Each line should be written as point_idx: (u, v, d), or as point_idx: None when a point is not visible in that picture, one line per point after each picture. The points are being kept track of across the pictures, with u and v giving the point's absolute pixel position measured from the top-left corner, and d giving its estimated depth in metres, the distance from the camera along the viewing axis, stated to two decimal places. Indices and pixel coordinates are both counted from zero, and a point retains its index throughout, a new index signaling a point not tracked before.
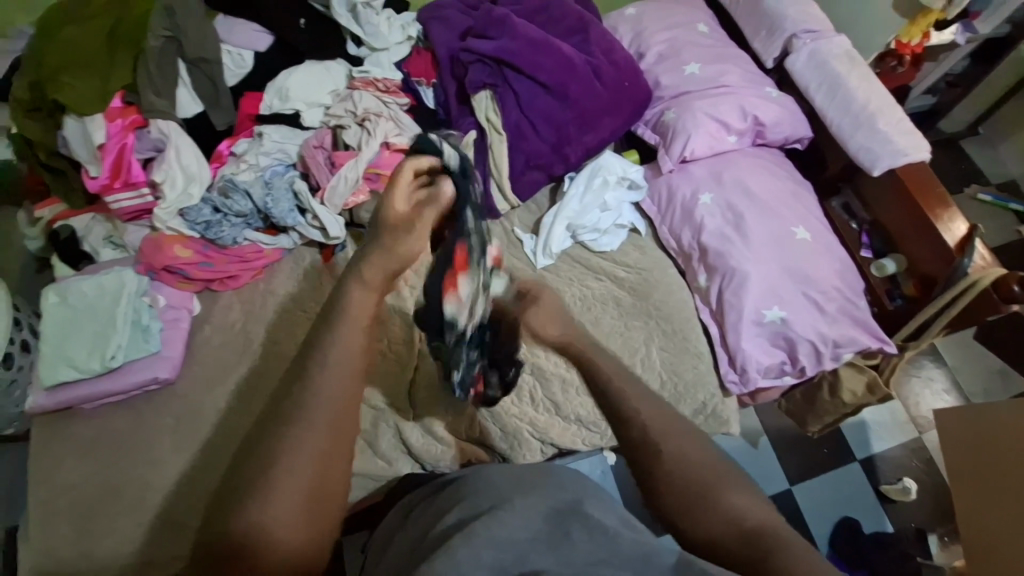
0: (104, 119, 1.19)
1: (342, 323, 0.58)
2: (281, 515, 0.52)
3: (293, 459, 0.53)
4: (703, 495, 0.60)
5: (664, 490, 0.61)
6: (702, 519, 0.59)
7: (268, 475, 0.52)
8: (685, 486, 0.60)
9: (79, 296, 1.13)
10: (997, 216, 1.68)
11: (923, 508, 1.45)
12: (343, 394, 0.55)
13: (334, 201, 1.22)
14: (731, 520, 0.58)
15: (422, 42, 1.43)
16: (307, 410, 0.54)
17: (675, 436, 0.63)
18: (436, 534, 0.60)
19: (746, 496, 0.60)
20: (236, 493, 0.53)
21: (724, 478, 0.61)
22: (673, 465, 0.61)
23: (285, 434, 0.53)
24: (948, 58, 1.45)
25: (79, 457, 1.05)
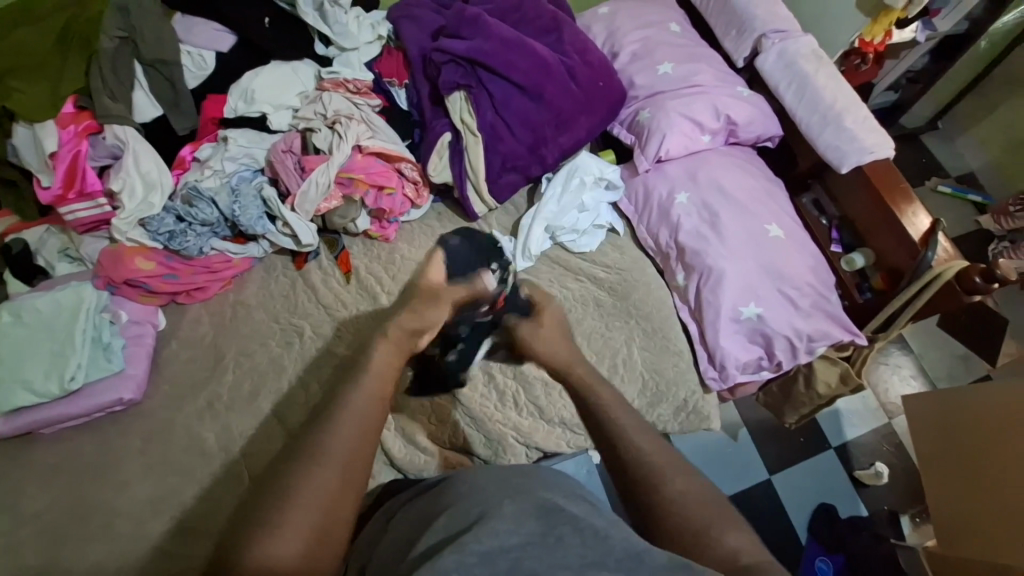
0: (56, 126, 1.12)
1: (365, 376, 0.71)
2: (290, 547, 0.55)
3: (305, 493, 0.58)
4: (700, 535, 0.61)
5: (663, 530, 0.62)
6: (704, 558, 0.59)
7: (284, 508, 0.58)
8: (683, 527, 0.61)
9: (33, 314, 1.07)
10: (957, 207, 1.74)
11: (894, 490, 1.50)
12: (358, 435, 0.64)
13: (305, 207, 1.17)
14: (731, 559, 0.58)
15: (393, 42, 1.40)
16: (323, 450, 0.61)
17: (680, 474, 0.66)
18: (420, 545, 0.57)
19: (744, 536, 0.61)
20: (253, 528, 0.57)
21: (723, 519, 0.62)
22: (669, 506, 0.63)
23: (307, 470, 0.60)
24: (909, 56, 1.50)
25: (37, 485, 0.99)
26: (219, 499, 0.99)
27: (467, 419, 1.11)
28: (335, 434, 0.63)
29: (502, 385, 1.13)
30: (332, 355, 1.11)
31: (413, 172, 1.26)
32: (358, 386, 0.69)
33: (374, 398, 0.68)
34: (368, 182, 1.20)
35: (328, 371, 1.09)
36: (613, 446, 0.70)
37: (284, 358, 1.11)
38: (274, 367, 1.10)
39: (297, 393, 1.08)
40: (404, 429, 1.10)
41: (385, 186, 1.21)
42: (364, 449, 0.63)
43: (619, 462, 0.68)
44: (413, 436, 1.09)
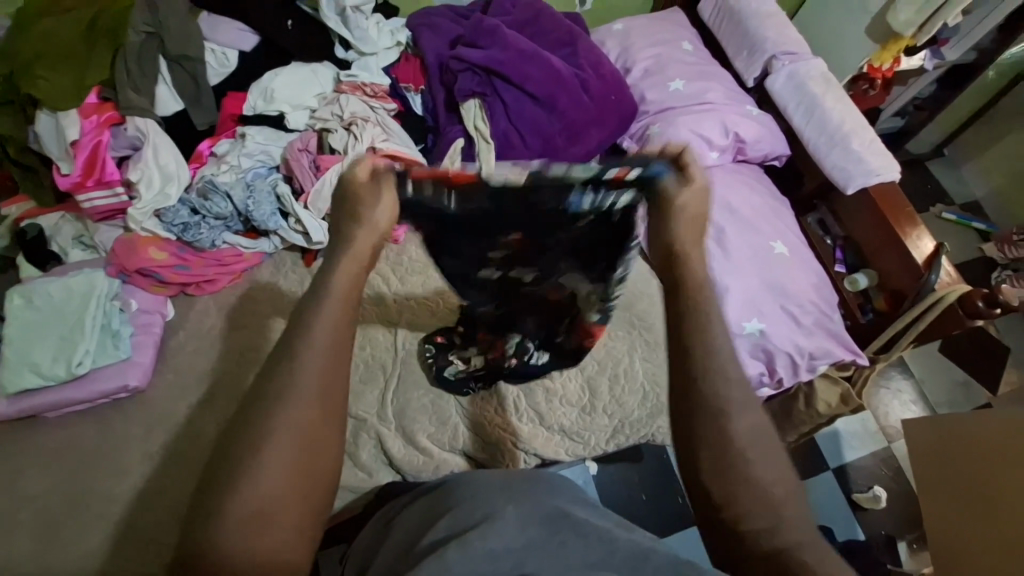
0: (78, 115, 1.15)
1: (324, 301, 0.54)
2: (280, 485, 0.48)
3: (266, 458, 0.48)
4: (738, 471, 0.53)
5: (700, 459, 0.54)
6: (733, 489, 0.53)
7: (240, 474, 0.47)
8: (721, 463, 0.54)
9: (46, 299, 1.08)
10: (961, 234, 1.76)
11: (892, 516, 1.49)
12: (322, 372, 0.51)
13: (318, 206, 1.20)
14: (763, 497, 0.53)
15: (411, 48, 1.42)
16: (288, 390, 0.50)
17: (746, 410, 0.55)
18: (427, 538, 0.58)
19: (781, 472, 0.54)
20: (209, 496, 0.47)
21: (768, 452, 0.55)
22: (722, 441, 0.54)
23: (272, 411, 0.49)
24: (917, 83, 1.55)
25: (38, 469, 1.00)
26: None
27: (469, 421, 1.12)
28: (296, 373, 0.50)
29: (500, 390, 1.14)
30: None
31: None
32: (306, 337, 0.52)
33: (340, 324, 0.54)
34: None
35: None
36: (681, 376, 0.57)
37: None
38: None
39: None
40: (404, 430, 1.10)
41: None
42: (338, 388, 0.52)
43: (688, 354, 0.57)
44: (413, 437, 1.10)
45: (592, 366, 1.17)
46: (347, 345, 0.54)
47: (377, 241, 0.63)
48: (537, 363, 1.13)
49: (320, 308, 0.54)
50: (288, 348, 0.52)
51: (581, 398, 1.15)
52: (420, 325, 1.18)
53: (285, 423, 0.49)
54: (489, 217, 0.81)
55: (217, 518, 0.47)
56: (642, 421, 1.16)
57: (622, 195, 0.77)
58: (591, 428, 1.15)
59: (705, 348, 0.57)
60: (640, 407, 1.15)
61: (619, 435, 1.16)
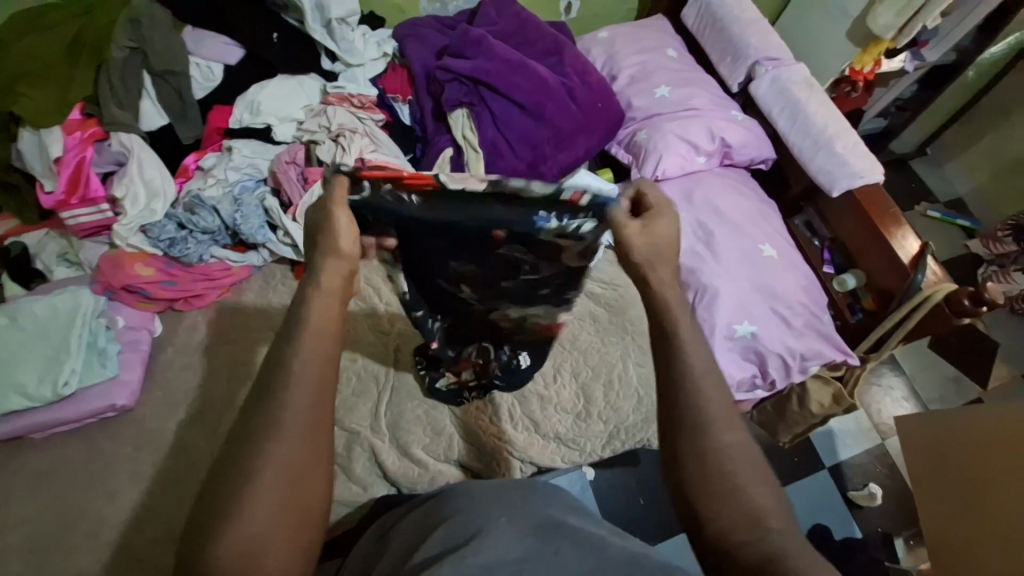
0: (62, 132, 1.14)
1: (304, 334, 0.54)
2: (268, 521, 0.47)
3: (252, 496, 0.47)
4: (722, 487, 0.54)
5: (683, 472, 0.56)
6: (714, 506, 0.54)
7: (228, 511, 0.47)
8: (705, 479, 0.54)
9: (29, 318, 1.06)
10: (946, 231, 1.78)
11: (889, 513, 1.50)
12: (310, 405, 0.51)
13: (306, 218, 1.19)
14: (748, 512, 0.53)
15: (398, 59, 1.42)
16: (273, 425, 0.49)
17: (730, 426, 0.56)
18: (419, 554, 0.57)
19: (768, 491, 0.54)
20: (197, 535, 0.47)
21: (754, 470, 0.55)
22: (704, 456, 0.55)
23: (260, 447, 0.49)
24: (898, 84, 1.58)
25: (23, 493, 0.97)
26: None
27: (464, 431, 1.12)
28: (283, 408, 0.50)
29: (494, 398, 1.14)
30: None
31: None
32: (290, 371, 0.52)
33: (324, 357, 0.54)
34: None
35: None
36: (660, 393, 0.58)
37: None
38: None
39: None
40: (399, 442, 1.09)
41: None
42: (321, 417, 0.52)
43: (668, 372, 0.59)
44: (408, 449, 1.09)
45: (586, 373, 1.17)
46: (333, 376, 0.54)
47: (346, 270, 0.60)
48: (523, 367, 1.15)
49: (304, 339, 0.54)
50: (273, 382, 0.51)
51: (576, 405, 1.15)
52: (412, 335, 1.18)
53: (271, 457, 0.48)
54: (446, 227, 0.80)
55: (204, 556, 0.46)
56: (637, 426, 1.15)
57: (587, 220, 0.78)
58: (586, 435, 1.15)
59: (687, 368, 0.58)
60: (635, 412, 1.15)
61: (615, 440, 1.16)
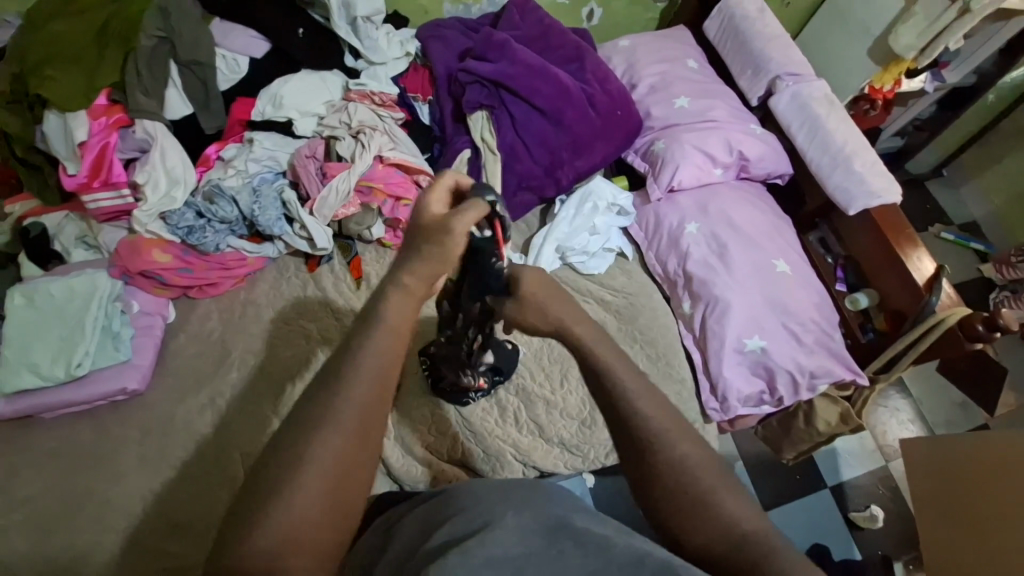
0: (87, 117, 1.15)
1: (375, 331, 0.55)
2: (311, 500, 0.50)
3: (301, 485, 0.50)
4: (697, 504, 0.56)
5: (661, 498, 0.57)
6: (697, 522, 0.56)
7: (278, 494, 0.49)
8: (684, 498, 0.56)
9: (46, 298, 1.08)
10: (959, 254, 1.77)
11: (889, 535, 1.49)
12: (364, 406, 0.53)
13: (323, 212, 1.21)
14: (725, 526, 0.55)
15: (419, 59, 1.44)
16: (331, 412, 0.52)
17: (690, 441, 0.59)
18: (431, 542, 0.58)
19: (740, 498, 0.57)
20: (244, 513, 0.50)
21: (723, 480, 0.58)
22: (676, 477, 0.57)
23: (309, 441, 0.51)
24: (917, 104, 1.57)
25: (31, 471, 0.99)
26: (210, 498, 0.98)
27: (467, 432, 1.12)
28: (337, 406, 0.52)
29: (501, 399, 1.15)
30: None
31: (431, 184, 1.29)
32: (352, 370, 0.54)
33: (384, 360, 0.55)
34: (386, 192, 1.24)
35: None
36: (618, 418, 0.60)
37: (289, 358, 1.12)
38: (279, 367, 1.10)
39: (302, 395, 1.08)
40: (403, 439, 1.10)
41: (402, 197, 1.25)
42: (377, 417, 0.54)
43: (646, 398, 0.60)
44: (412, 446, 1.09)
45: (592, 380, 1.17)
46: (387, 383, 0.55)
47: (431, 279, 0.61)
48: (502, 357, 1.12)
49: (369, 338, 0.55)
50: (330, 380, 0.53)
51: (581, 411, 1.15)
52: (420, 333, 1.18)
53: (321, 452, 0.50)
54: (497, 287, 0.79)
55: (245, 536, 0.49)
56: None
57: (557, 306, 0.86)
58: (591, 442, 1.14)
59: (639, 388, 0.60)
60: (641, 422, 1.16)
61: None
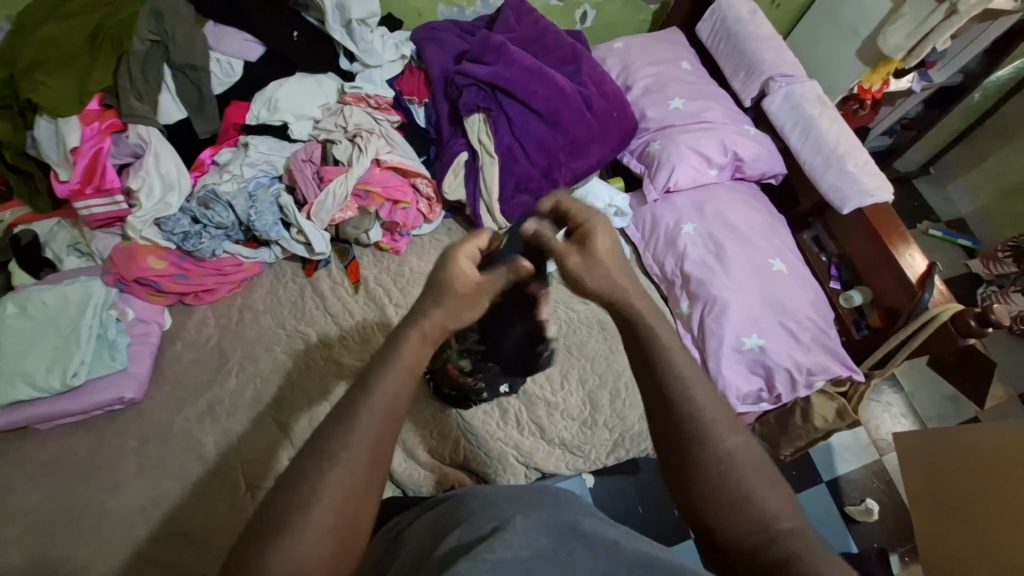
0: (79, 122, 1.14)
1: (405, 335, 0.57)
2: (346, 482, 0.49)
3: (312, 523, 0.47)
4: (726, 486, 0.54)
5: (692, 479, 0.55)
6: (727, 508, 0.53)
7: (283, 535, 0.47)
8: (716, 486, 0.54)
9: (40, 307, 1.06)
10: (948, 250, 1.80)
11: (885, 528, 1.51)
12: (378, 436, 0.51)
13: (321, 217, 1.20)
14: (758, 517, 0.52)
15: (414, 61, 1.43)
16: (368, 396, 0.52)
17: (732, 429, 0.56)
18: (446, 543, 0.59)
19: (777, 490, 0.54)
20: (244, 562, 0.47)
21: (762, 472, 0.54)
22: (705, 458, 0.55)
23: (322, 475, 0.49)
24: (905, 103, 1.60)
25: (28, 483, 0.97)
26: (210, 508, 0.97)
27: (469, 435, 1.12)
28: (354, 446, 0.50)
29: (503, 402, 1.14)
30: (336, 363, 1.12)
31: (428, 188, 1.30)
32: (367, 400, 0.52)
33: (405, 391, 0.54)
34: (384, 195, 1.23)
35: (332, 380, 1.10)
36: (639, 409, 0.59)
37: (287, 364, 1.11)
38: (279, 373, 1.10)
39: (301, 401, 1.07)
40: (406, 444, 1.09)
41: (400, 201, 1.25)
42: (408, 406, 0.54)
43: (662, 384, 0.58)
44: (415, 451, 1.08)
45: (592, 379, 1.18)
46: (401, 413, 0.54)
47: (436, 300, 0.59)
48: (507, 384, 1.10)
49: (388, 369, 0.54)
50: (345, 413, 0.52)
51: (582, 412, 1.16)
52: None
53: (360, 438, 0.50)
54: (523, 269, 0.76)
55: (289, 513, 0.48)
56: (641, 434, 1.17)
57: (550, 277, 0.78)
58: (592, 442, 1.15)
59: (681, 370, 0.58)
60: (640, 421, 1.17)
61: (620, 448, 1.17)
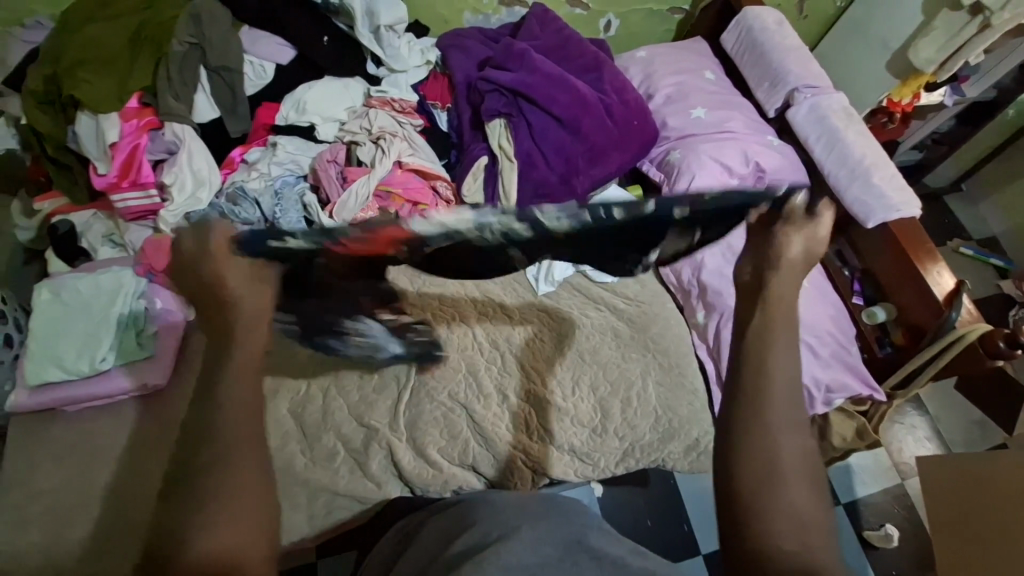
0: (119, 119, 1.19)
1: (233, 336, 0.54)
2: (249, 475, 0.49)
3: (214, 518, 0.47)
4: (778, 478, 0.49)
5: (739, 467, 0.50)
6: (767, 506, 0.49)
7: (192, 531, 0.47)
8: (762, 476, 0.49)
9: (73, 293, 1.11)
10: (979, 269, 1.74)
11: (904, 554, 1.46)
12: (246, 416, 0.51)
13: (343, 216, 1.23)
14: (800, 520, 0.49)
15: (439, 67, 1.46)
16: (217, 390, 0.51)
17: (795, 431, 0.51)
18: (454, 546, 0.59)
19: (820, 504, 0.50)
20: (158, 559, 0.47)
21: (808, 482, 0.50)
22: (764, 450, 0.50)
23: (206, 473, 0.48)
24: (936, 118, 1.56)
25: (56, 461, 1.01)
26: None
27: (478, 436, 1.12)
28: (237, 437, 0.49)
29: (513, 406, 1.14)
30: None
31: (447, 191, 1.31)
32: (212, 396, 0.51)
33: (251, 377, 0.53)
34: (404, 197, 1.26)
35: (345, 376, 1.11)
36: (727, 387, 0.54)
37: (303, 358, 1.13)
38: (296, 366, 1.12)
39: (316, 393, 1.10)
40: (416, 443, 1.10)
41: (420, 203, 1.26)
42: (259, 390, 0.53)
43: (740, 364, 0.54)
44: (425, 451, 1.09)
45: (604, 386, 1.17)
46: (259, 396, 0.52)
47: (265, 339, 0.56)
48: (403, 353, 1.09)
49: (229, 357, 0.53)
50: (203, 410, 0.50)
51: (592, 419, 1.15)
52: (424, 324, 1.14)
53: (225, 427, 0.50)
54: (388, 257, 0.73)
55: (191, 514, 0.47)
56: (653, 445, 1.16)
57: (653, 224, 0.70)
58: (601, 450, 1.15)
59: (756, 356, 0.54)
60: (651, 432, 1.16)
61: (629, 458, 1.16)
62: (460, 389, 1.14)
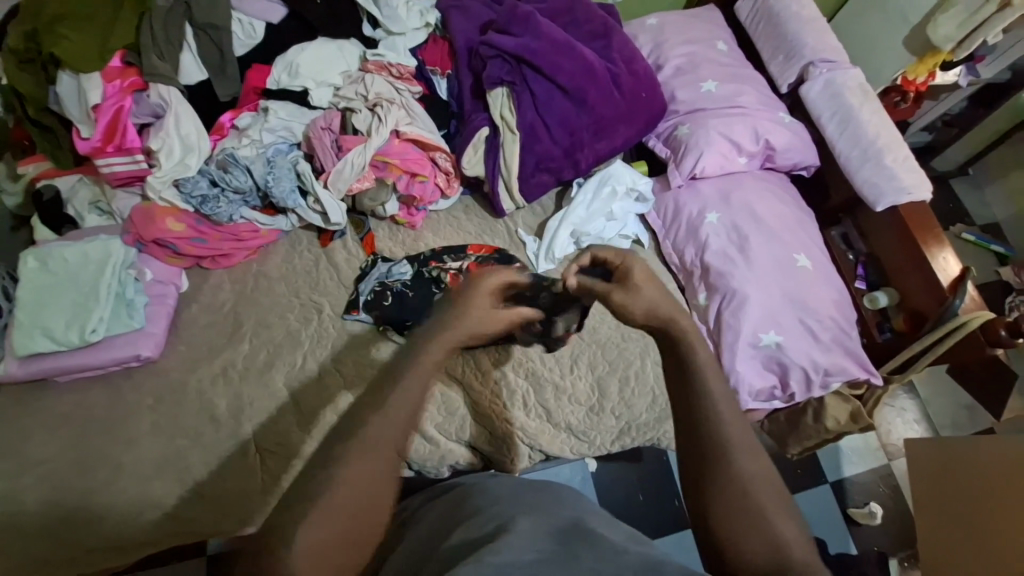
0: (101, 79, 1.13)
1: (409, 371, 0.54)
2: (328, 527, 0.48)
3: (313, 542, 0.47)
4: (747, 502, 0.55)
5: (712, 493, 0.56)
6: (734, 528, 0.55)
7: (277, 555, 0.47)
8: (733, 500, 0.55)
9: (60, 263, 1.08)
10: (979, 256, 1.71)
11: (887, 532, 1.50)
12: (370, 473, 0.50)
13: (338, 186, 1.19)
14: (772, 540, 0.54)
15: (439, 30, 1.39)
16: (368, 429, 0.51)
17: (750, 453, 0.58)
18: (450, 540, 0.58)
19: (792, 523, 0.55)
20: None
21: (778, 500, 0.56)
22: (732, 476, 0.56)
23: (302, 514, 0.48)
24: (949, 98, 1.51)
25: (49, 431, 1.01)
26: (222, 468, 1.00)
27: (474, 413, 1.12)
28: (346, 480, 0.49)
29: (510, 384, 1.13)
30: (349, 337, 1.13)
31: (447, 163, 1.26)
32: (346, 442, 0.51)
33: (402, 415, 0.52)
34: (402, 168, 1.21)
35: (342, 352, 1.11)
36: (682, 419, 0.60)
37: (300, 332, 1.12)
38: (291, 341, 1.11)
39: (312, 368, 1.09)
40: None
41: (418, 174, 1.22)
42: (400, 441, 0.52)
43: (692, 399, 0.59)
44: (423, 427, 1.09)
45: (602, 365, 1.16)
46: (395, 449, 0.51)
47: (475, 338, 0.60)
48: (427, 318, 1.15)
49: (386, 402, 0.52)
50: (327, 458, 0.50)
51: (590, 398, 1.15)
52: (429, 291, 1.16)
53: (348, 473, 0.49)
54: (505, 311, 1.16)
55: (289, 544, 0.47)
56: (648, 424, 1.17)
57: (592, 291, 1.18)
58: (598, 429, 1.15)
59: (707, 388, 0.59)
60: (647, 412, 1.16)
61: (625, 436, 1.17)
62: (457, 366, 1.12)
